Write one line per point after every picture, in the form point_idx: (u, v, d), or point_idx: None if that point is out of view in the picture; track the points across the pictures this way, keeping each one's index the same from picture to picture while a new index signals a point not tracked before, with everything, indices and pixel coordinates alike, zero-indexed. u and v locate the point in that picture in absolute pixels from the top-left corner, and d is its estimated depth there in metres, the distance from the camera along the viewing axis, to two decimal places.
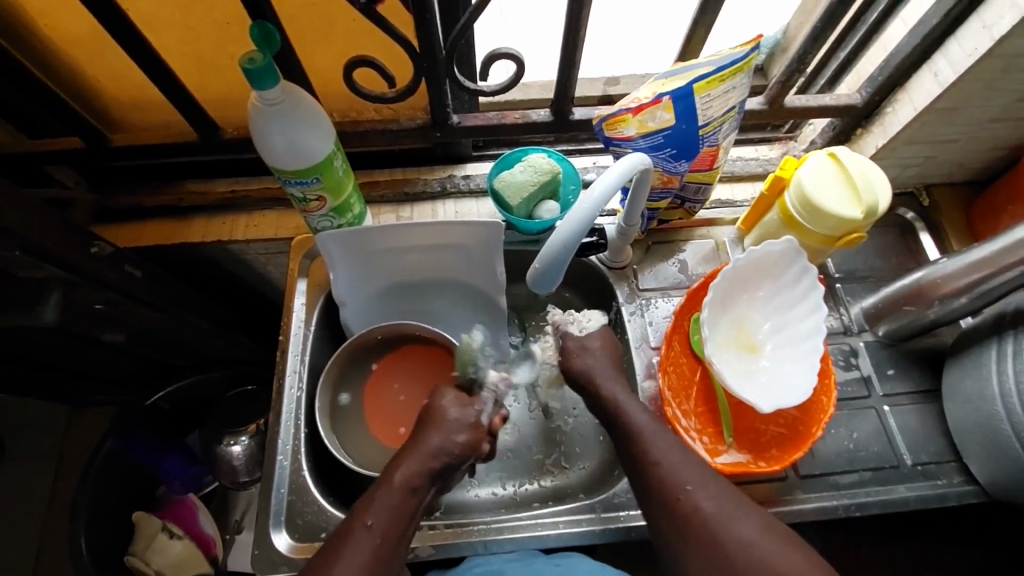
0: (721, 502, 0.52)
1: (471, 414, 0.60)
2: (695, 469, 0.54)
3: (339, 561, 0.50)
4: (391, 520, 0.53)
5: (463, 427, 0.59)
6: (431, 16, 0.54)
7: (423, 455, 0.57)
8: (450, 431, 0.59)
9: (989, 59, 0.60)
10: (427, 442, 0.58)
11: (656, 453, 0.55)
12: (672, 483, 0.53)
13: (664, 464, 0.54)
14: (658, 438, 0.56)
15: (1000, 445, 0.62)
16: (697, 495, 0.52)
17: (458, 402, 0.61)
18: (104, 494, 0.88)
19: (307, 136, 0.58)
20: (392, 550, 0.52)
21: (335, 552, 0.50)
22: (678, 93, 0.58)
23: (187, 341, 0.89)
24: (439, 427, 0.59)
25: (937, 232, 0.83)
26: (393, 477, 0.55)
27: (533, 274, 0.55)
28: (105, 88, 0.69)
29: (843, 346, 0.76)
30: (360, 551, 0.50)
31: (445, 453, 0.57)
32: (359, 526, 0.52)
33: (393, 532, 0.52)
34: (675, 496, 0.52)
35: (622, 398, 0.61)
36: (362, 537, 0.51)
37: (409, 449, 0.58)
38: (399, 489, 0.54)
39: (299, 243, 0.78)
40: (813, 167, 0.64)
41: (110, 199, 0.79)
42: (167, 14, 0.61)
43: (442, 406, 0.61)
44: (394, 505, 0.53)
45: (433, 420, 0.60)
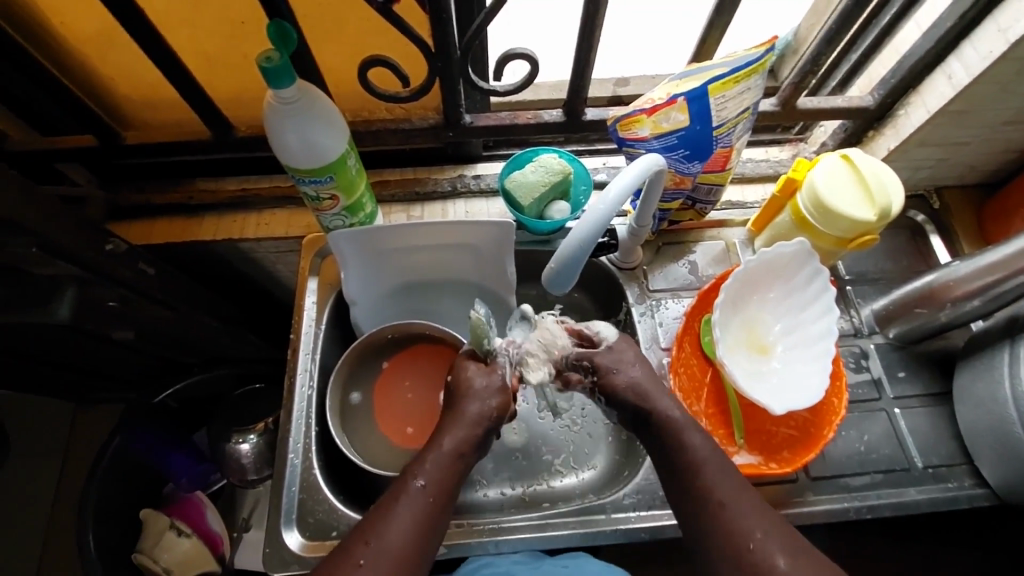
0: (796, 557, 0.50)
1: (498, 379, 0.60)
2: (764, 516, 0.52)
3: (393, 517, 0.51)
4: (441, 482, 0.54)
5: (493, 393, 0.59)
6: (447, 16, 0.54)
7: (466, 421, 0.57)
8: (484, 398, 0.59)
9: (1004, 62, 0.60)
10: (467, 409, 0.58)
11: (721, 493, 0.53)
12: (742, 531, 0.51)
13: (733, 509, 0.52)
14: (726, 480, 0.54)
15: (1012, 448, 0.62)
16: (768, 547, 0.50)
17: (483, 369, 0.61)
18: (113, 492, 0.88)
19: (322, 135, 0.58)
20: (440, 511, 0.53)
21: (388, 507, 0.52)
22: (693, 94, 0.58)
23: (196, 339, 0.89)
24: (473, 395, 0.59)
25: (947, 235, 0.83)
26: (442, 441, 0.56)
27: (547, 274, 0.55)
28: (118, 86, 0.69)
29: (853, 348, 0.76)
30: (412, 509, 0.52)
31: (485, 420, 0.58)
32: (412, 485, 0.53)
33: (444, 493, 0.54)
34: (745, 545, 0.50)
35: (680, 421, 0.57)
36: (415, 496, 0.53)
37: (452, 416, 0.58)
38: (448, 453, 0.55)
39: (309, 242, 0.78)
40: (827, 168, 0.64)
41: (121, 197, 0.79)
42: (183, 12, 0.61)
43: (474, 372, 0.61)
44: (445, 468, 0.55)
45: (464, 388, 0.59)
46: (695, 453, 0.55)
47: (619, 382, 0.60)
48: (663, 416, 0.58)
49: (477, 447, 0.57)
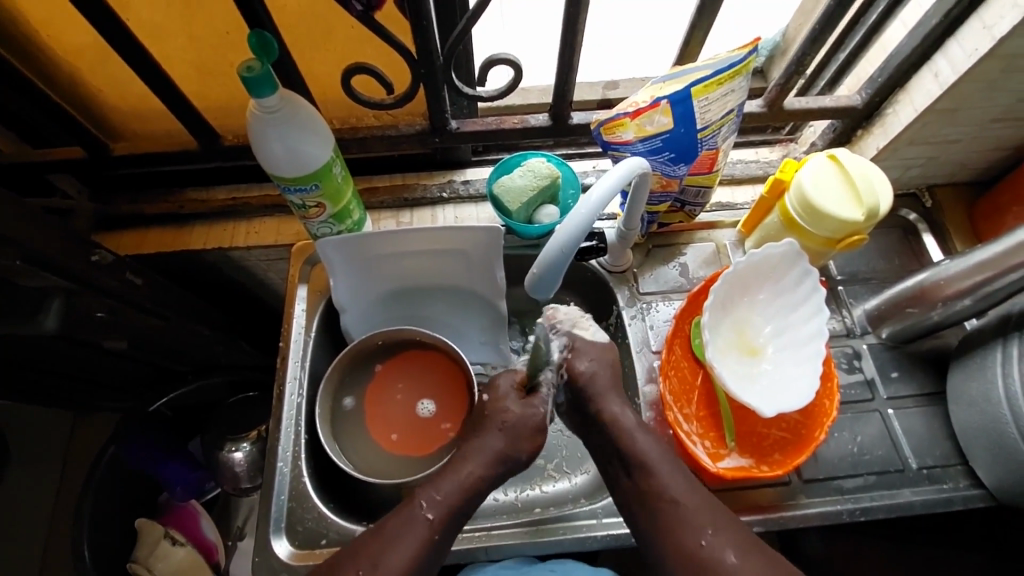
0: (746, 553, 0.51)
1: (534, 417, 0.58)
2: (716, 513, 0.53)
3: (390, 548, 0.51)
4: (449, 516, 0.54)
5: (523, 431, 0.58)
6: (428, 23, 0.55)
7: (488, 456, 0.57)
8: (517, 438, 0.58)
9: (990, 59, 0.60)
10: (492, 441, 0.57)
11: (675, 492, 0.54)
12: (693, 528, 0.52)
13: (684, 507, 0.54)
14: (676, 479, 0.55)
15: (1006, 449, 0.62)
16: (719, 545, 0.51)
17: (516, 395, 0.60)
18: (109, 498, 0.88)
19: (306, 143, 0.58)
20: (440, 546, 0.53)
21: (391, 538, 0.51)
22: (676, 97, 0.58)
23: (188, 348, 0.89)
24: (506, 432, 0.58)
25: (940, 233, 0.83)
26: (458, 472, 0.56)
27: (530, 279, 0.55)
28: (106, 97, 0.70)
29: (845, 349, 0.75)
30: (417, 541, 0.51)
31: (505, 458, 0.57)
32: (418, 515, 0.53)
33: (447, 527, 0.54)
34: (696, 542, 0.52)
35: (628, 425, 0.59)
36: (421, 527, 0.52)
37: (475, 445, 0.58)
38: (459, 486, 0.55)
39: (299, 250, 0.78)
40: (814, 169, 0.64)
41: (111, 207, 0.79)
42: (166, 23, 0.61)
43: (507, 400, 0.59)
44: (455, 502, 0.54)
45: (499, 420, 0.58)
46: (643, 454, 0.57)
47: (582, 371, 0.60)
48: (609, 422, 0.59)
49: (491, 480, 0.57)
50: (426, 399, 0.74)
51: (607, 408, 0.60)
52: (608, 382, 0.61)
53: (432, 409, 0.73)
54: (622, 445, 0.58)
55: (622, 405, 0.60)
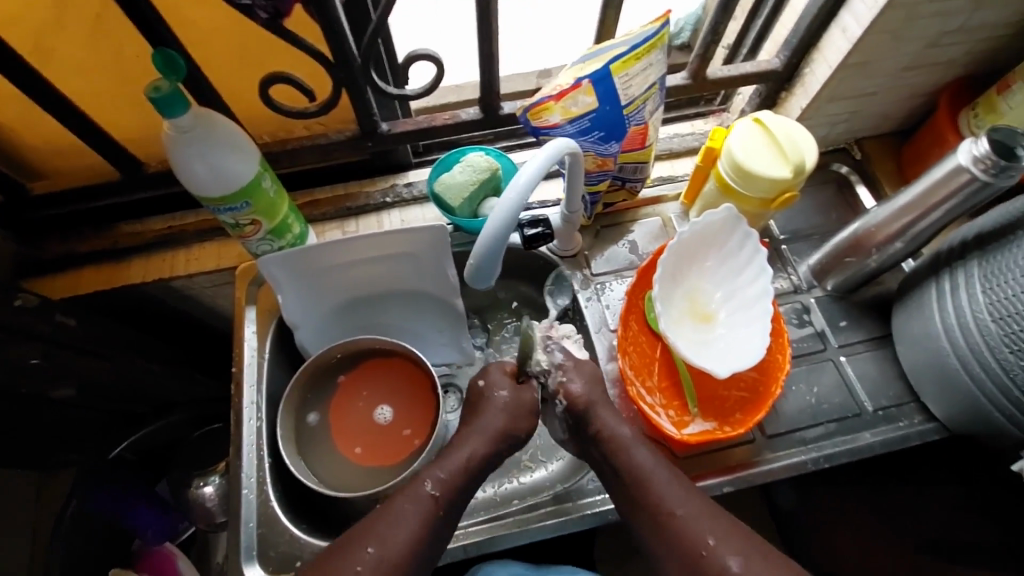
0: (749, 559, 0.51)
1: (528, 399, 0.64)
2: (715, 520, 0.54)
3: (399, 525, 0.53)
4: (452, 491, 0.57)
5: (513, 406, 0.63)
6: (339, 24, 0.54)
7: (490, 432, 0.61)
8: (517, 416, 0.62)
9: (890, 10, 0.62)
10: (485, 423, 0.61)
11: (672, 503, 0.55)
12: (693, 538, 0.53)
13: (683, 517, 0.54)
14: (674, 490, 0.56)
15: (951, 382, 0.65)
16: (721, 551, 0.52)
17: (503, 378, 0.64)
18: (80, 552, 0.84)
19: (230, 160, 0.57)
20: (443, 522, 0.56)
21: (395, 516, 0.53)
22: (596, 75, 0.59)
23: (141, 387, 0.86)
24: (500, 409, 0.62)
25: (872, 183, 0.86)
26: (460, 450, 0.59)
27: (470, 271, 0.55)
28: (16, 138, 0.66)
29: (795, 304, 0.77)
30: (419, 518, 0.54)
31: (505, 435, 0.61)
32: (423, 493, 0.55)
33: (450, 503, 0.57)
34: (698, 552, 0.52)
35: (624, 438, 0.60)
36: (423, 500, 0.55)
37: (472, 427, 0.61)
38: (462, 466, 0.58)
39: (242, 272, 0.76)
40: (740, 134, 0.66)
41: (39, 251, 0.76)
42: (68, 50, 0.58)
43: (500, 387, 0.63)
44: (457, 481, 0.58)
45: (497, 404, 0.62)
46: (638, 468, 0.58)
47: (576, 392, 0.62)
48: (604, 437, 0.61)
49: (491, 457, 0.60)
50: (384, 405, 0.73)
51: (604, 424, 0.61)
52: (599, 397, 0.63)
53: (391, 414, 0.73)
54: (615, 462, 0.59)
55: (617, 420, 0.62)
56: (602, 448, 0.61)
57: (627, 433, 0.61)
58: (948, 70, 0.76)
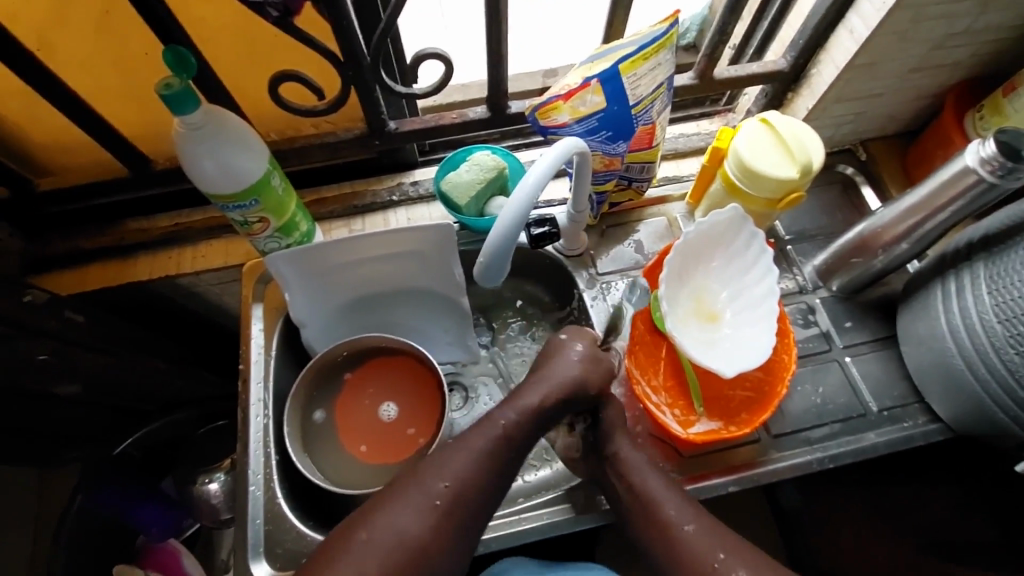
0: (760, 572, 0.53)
1: (606, 363, 0.62)
2: (726, 537, 0.56)
3: (466, 459, 0.54)
4: (524, 428, 0.57)
5: (587, 363, 0.60)
6: (349, 23, 0.54)
7: (561, 377, 0.59)
8: (592, 371, 0.60)
9: (898, 11, 0.62)
10: (560, 367, 0.60)
11: (680, 521, 0.57)
12: (705, 553, 0.54)
13: (693, 533, 0.56)
14: (683, 508, 0.58)
15: (956, 383, 0.65)
16: (730, 565, 0.53)
17: (589, 344, 0.62)
18: (85, 549, 0.85)
19: (239, 157, 0.57)
20: (512, 458, 0.56)
21: (468, 452, 0.55)
22: (605, 75, 0.59)
23: (145, 383, 0.87)
24: (580, 359, 0.60)
25: (877, 184, 0.86)
26: (531, 390, 0.58)
27: (479, 269, 0.55)
28: (26, 133, 0.67)
29: (800, 305, 0.78)
30: (486, 450, 0.55)
31: (578, 385, 0.59)
32: (495, 428, 0.56)
33: (521, 438, 0.57)
34: (708, 564, 0.54)
35: (638, 463, 0.61)
36: (493, 433, 0.56)
37: (546, 370, 0.60)
38: (532, 405, 0.57)
39: (249, 270, 0.75)
40: (748, 134, 0.66)
41: (44, 246, 0.76)
42: (78, 45, 0.59)
43: (578, 342, 0.62)
44: (529, 421, 0.57)
45: (572, 355, 0.61)
46: (644, 488, 0.59)
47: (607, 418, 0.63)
48: (619, 460, 0.61)
49: (561, 405, 0.58)
50: (390, 403, 0.74)
51: (622, 448, 0.62)
52: (620, 425, 0.63)
53: (396, 411, 0.73)
54: (624, 486, 0.60)
55: (633, 447, 0.62)
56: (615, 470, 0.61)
57: (640, 459, 0.61)
58: (954, 71, 0.76)
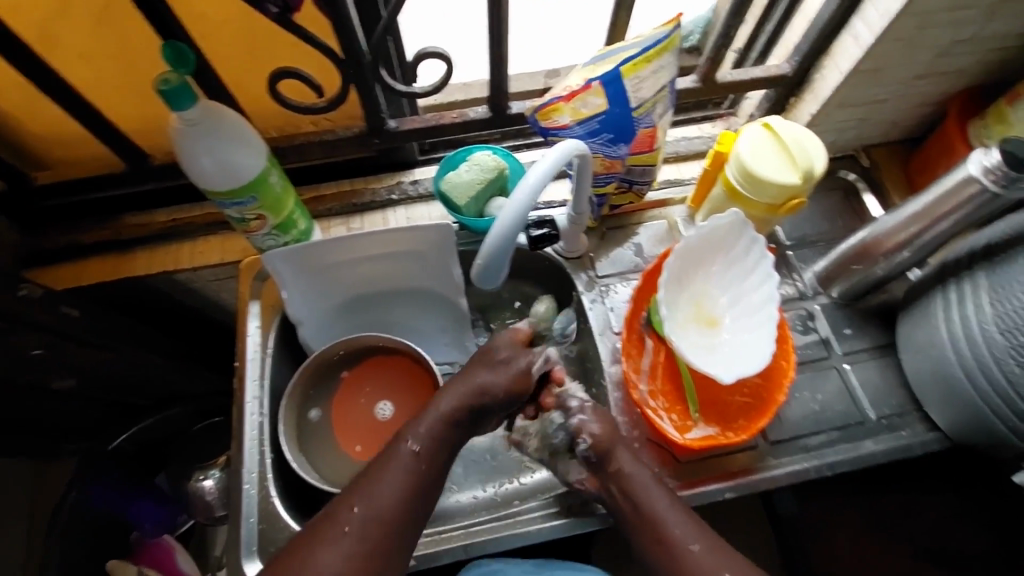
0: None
1: (526, 364, 0.63)
2: (728, 556, 0.56)
3: (381, 483, 0.54)
4: (434, 447, 0.57)
5: (506, 371, 0.62)
6: (350, 21, 0.54)
7: (471, 387, 0.60)
8: (500, 376, 0.61)
9: (902, 17, 0.62)
10: (477, 376, 0.61)
11: (685, 540, 0.56)
12: (710, 573, 0.55)
13: (698, 552, 0.56)
14: (686, 525, 0.57)
15: (956, 393, 0.64)
16: None
17: (511, 346, 0.64)
18: (75, 546, 0.83)
19: (236, 153, 0.56)
20: (429, 477, 0.56)
21: (378, 475, 0.54)
22: (607, 77, 0.58)
23: (141, 378, 0.87)
24: (490, 367, 0.62)
25: (879, 190, 0.85)
26: (439, 406, 0.59)
27: (477, 271, 0.54)
28: (23, 127, 0.66)
29: (799, 311, 0.77)
30: (401, 474, 0.55)
31: (488, 393, 0.60)
32: (404, 453, 0.56)
33: (434, 457, 0.57)
34: None
35: (642, 479, 0.60)
36: (405, 458, 0.56)
37: (456, 382, 0.61)
38: (441, 418, 0.58)
39: (246, 266, 0.74)
40: (750, 139, 0.65)
41: (41, 240, 0.76)
42: (76, 40, 0.58)
43: (504, 351, 0.63)
44: (436, 435, 0.58)
45: (484, 360, 0.63)
46: (647, 505, 0.58)
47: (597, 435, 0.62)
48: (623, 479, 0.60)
49: (470, 414, 0.60)
50: (385, 403, 0.73)
51: (622, 463, 0.61)
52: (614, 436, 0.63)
53: (393, 411, 0.73)
54: (628, 502, 0.59)
55: (634, 460, 0.61)
56: (619, 486, 0.60)
57: (643, 474, 0.60)
58: (959, 79, 0.75)
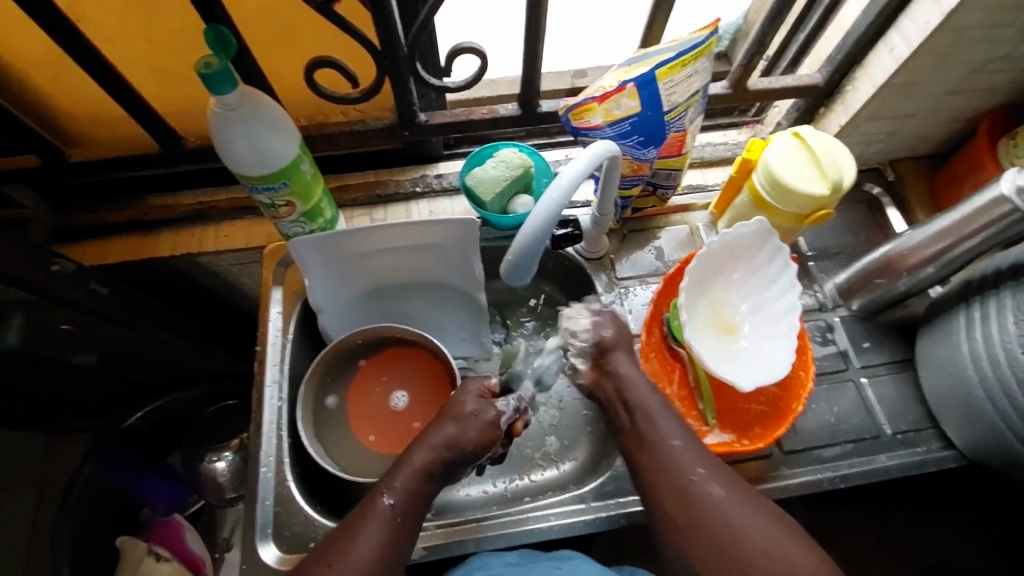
0: (734, 491, 0.53)
1: (489, 417, 0.60)
2: (706, 455, 0.55)
3: (359, 541, 0.52)
4: (410, 501, 0.55)
5: (477, 423, 0.59)
6: (390, 14, 0.54)
7: (437, 442, 0.58)
8: (467, 427, 0.59)
9: (941, 32, 0.62)
10: (444, 429, 0.59)
11: (668, 435, 0.56)
12: (683, 467, 0.54)
13: (679, 447, 0.55)
14: (669, 420, 0.57)
15: (974, 410, 0.64)
16: (708, 481, 0.53)
17: (479, 398, 0.62)
18: (89, 520, 0.84)
19: (271, 140, 0.57)
20: (406, 530, 0.54)
21: (357, 533, 0.52)
22: (642, 79, 0.58)
23: (160, 358, 0.88)
24: (458, 419, 0.59)
25: (903, 205, 0.85)
26: (409, 462, 0.57)
27: (505, 267, 0.55)
28: (58, 103, 0.67)
29: (819, 322, 0.77)
30: (378, 531, 0.53)
31: (456, 446, 0.58)
32: (380, 508, 0.54)
33: (411, 511, 0.55)
34: (686, 478, 0.53)
35: (636, 380, 0.60)
36: (381, 513, 0.54)
37: (426, 434, 0.59)
38: (415, 472, 0.56)
39: (272, 252, 0.76)
40: (780, 147, 0.65)
41: (71, 217, 0.77)
42: (118, 20, 0.59)
43: (468, 401, 0.61)
44: (413, 490, 0.56)
45: (453, 411, 0.60)
46: (642, 404, 0.59)
47: (606, 335, 0.63)
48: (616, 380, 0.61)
49: (438, 468, 0.58)
50: (401, 392, 0.74)
51: (618, 366, 0.62)
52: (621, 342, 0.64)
53: (407, 400, 0.73)
54: (625, 398, 0.60)
55: (632, 364, 0.62)
56: (614, 386, 0.61)
57: (636, 373, 0.61)
58: (991, 96, 0.75)
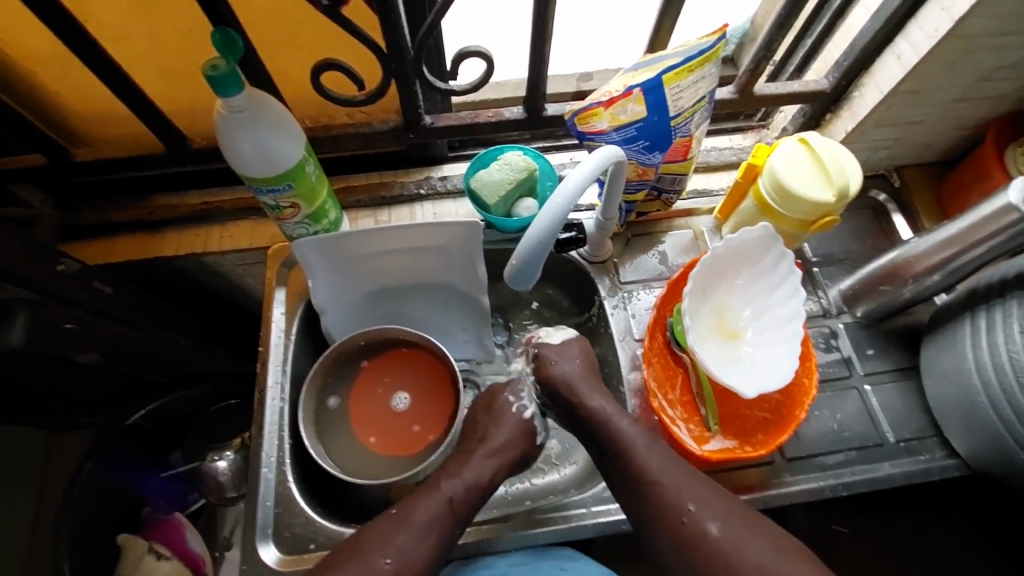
0: (727, 522, 0.54)
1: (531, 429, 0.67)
2: (697, 488, 0.56)
3: (415, 528, 0.55)
4: (470, 496, 0.60)
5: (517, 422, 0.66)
6: (397, 18, 0.54)
7: (502, 441, 0.64)
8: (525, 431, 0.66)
9: (949, 40, 0.61)
10: (502, 432, 0.65)
11: (654, 470, 0.57)
12: (674, 505, 0.55)
13: (666, 484, 0.56)
14: (656, 457, 0.58)
15: (979, 420, 0.64)
16: (701, 517, 0.54)
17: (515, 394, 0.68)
18: (89, 516, 0.84)
19: (277, 142, 0.57)
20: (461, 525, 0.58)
21: (414, 518, 0.56)
22: (648, 85, 0.59)
23: (163, 357, 0.88)
24: (513, 422, 0.66)
25: (909, 212, 0.85)
26: (474, 460, 0.62)
27: (510, 271, 0.55)
28: (64, 102, 0.67)
29: (822, 329, 0.77)
30: (437, 520, 0.56)
31: (515, 446, 0.65)
32: (441, 498, 0.58)
33: (468, 506, 0.59)
34: (678, 517, 0.54)
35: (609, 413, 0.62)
36: (440, 501, 0.58)
37: (490, 434, 0.65)
38: (478, 469, 0.62)
39: (273, 254, 0.76)
40: (785, 153, 0.65)
41: (75, 216, 0.77)
42: (124, 21, 0.59)
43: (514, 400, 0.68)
44: (474, 487, 0.60)
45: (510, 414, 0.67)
46: (623, 436, 0.60)
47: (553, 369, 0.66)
48: (589, 413, 0.63)
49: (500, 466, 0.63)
50: (402, 393, 0.74)
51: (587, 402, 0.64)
52: (582, 380, 0.65)
53: (408, 402, 0.73)
54: (604, 432, 0.61)
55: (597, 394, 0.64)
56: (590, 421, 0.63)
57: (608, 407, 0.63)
58: (999, 104, 0.74)
